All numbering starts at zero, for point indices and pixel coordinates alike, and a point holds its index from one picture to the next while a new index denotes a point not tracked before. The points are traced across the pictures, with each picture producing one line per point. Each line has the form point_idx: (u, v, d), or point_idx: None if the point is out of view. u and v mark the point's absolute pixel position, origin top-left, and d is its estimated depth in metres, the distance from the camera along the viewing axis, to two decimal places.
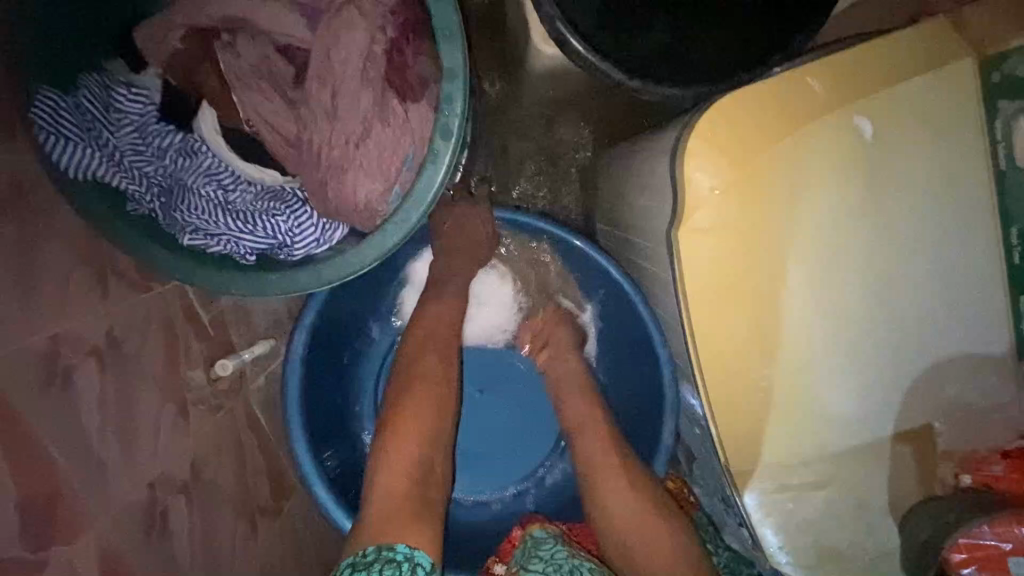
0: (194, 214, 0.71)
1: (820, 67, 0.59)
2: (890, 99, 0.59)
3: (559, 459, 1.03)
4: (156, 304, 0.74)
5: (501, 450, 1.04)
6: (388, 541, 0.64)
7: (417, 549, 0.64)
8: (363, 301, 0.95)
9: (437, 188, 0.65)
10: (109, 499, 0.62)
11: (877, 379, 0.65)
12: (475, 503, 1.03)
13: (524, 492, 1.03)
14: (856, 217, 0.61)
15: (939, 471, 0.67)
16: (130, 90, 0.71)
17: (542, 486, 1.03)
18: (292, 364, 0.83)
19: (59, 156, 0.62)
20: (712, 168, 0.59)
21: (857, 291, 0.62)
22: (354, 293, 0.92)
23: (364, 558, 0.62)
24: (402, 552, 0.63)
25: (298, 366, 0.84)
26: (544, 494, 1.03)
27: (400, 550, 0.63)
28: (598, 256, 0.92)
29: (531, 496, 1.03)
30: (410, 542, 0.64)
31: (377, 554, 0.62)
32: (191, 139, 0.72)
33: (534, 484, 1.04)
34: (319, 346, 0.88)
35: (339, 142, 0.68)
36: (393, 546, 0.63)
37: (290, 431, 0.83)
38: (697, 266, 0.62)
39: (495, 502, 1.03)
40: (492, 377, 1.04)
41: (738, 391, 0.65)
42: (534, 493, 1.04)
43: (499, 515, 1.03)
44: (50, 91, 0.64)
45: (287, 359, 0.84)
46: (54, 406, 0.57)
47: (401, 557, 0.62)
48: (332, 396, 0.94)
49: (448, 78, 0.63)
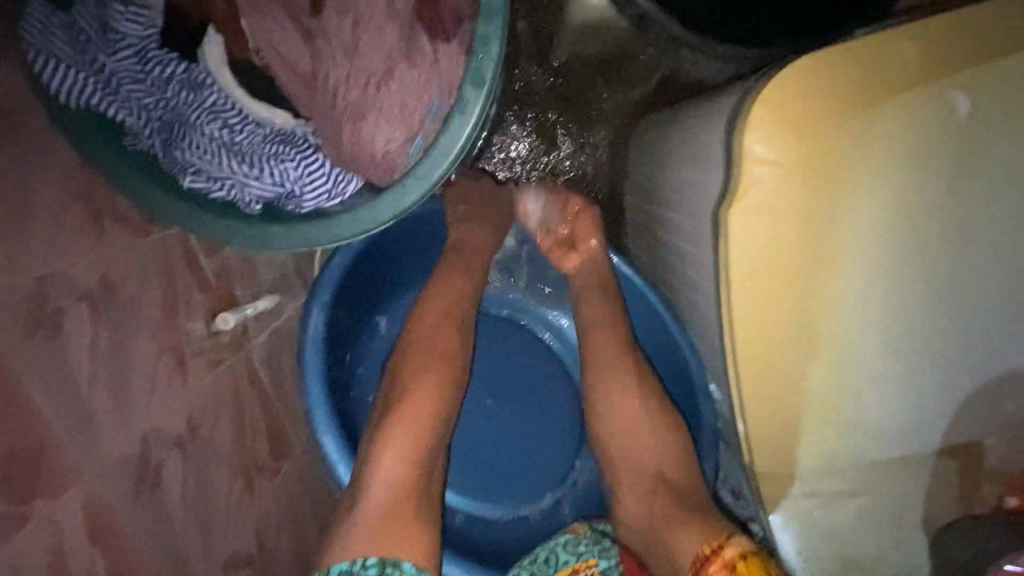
0: (194, 152, 0.65)
1: (913, 30, 0.52)
2: (994, 73, 0.51)
3: (587, 457, 0.98)
4: (157, 248, 0.68)
5: (524, 459, 0.98)
6: (394, 558, 0.62)
7: (423, 571, 0.63)
8: (374, 290, 0.91)
9: (463, 141, 0.58)
10: (100, 451, 0.60)
11: (927, 386, 0.59)
12: (513, 520, 0.98)
13: (561, 500, 0.99)
14: (929, 207, 0.54)
15: (982, 491, 0.61)
16: (128, 8, 0.62)
17: (575, 488, 0.99)
18: (312, 340, 0.81)
19: (50, 81, 0.56)
20: (775, 143, 0.52)
21: (917, 290, 0.56)
22: (369, 278, 0.89)
23: (364, 570, 0.61)
24: (406, 573, 0.62)
25: (319, 342, 0.81)
26: (579, 497, 0.99)
27: (405, 570, 0.62)
28: (620, 260, 0.91)
29: (568, 501, 0.99)
30: (414, 561, 0.63)
31: (381, 570, 0.61)
32: (194, 70, 0.65)
33: (568, 489, 0.99)
34: (337, 326, 0.86)
35: (358, 83, 0.62)
36: (397, 565, 0.62)
37: (314, 417, 0.81)
38: (741, 254, 0.56)
39: (532, 513, 0.98)
40: (505, 387, 0.99)
41: (775, 391, 0.60)
42: (570, 499, 0.99)
43: (533, 530, 0.98)
44: (42, 6, 0.57)
45: (307, 336, 0.81)
46: (42, 350, 0.55)
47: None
48: (343, 389, 0.89)
49: (485, 17, 0.57)
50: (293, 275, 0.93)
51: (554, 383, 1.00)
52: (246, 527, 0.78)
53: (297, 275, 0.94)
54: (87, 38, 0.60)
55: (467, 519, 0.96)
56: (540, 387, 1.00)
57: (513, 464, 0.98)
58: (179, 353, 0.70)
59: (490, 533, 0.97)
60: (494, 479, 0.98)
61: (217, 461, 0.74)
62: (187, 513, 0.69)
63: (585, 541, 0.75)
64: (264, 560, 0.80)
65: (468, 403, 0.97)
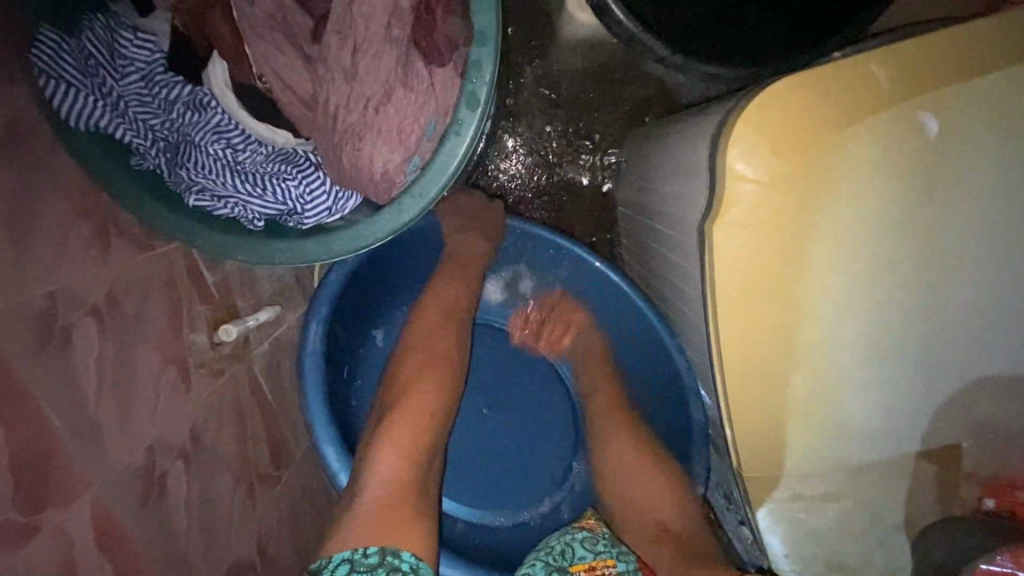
0: (200, 172, 0.67)
1: (887, 53, 0.55)
2: (962, 96, 0.54)
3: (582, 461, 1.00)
4: (160, 264, 0.70)
5: (521, 467, 1.00)
6: (394, 547, 0.63)
7: (422, 561, 0.63)
8: (370, 302, 0.94)
9: (458, 160, 0.61)
10: (106, 463, 0.61)
11: (906, 392, 0.61)
12: (514, 526, 0.99)
13: (561, 504, 1.00)
14: (905, 222, 0.56)
15: (961, 492, 0.63)
16: (137, 35, 0.66)
17: (573, 492, 1.00)
18: (310, 353, 0.83)
19: (59, 105, 0.58)
20: (758, 161, 0.55)
21: (895, 301, 0.59)
22: (364, 291, 0.91)
23: (366, 558, 0.61)
24: (407, 562, 0.62)
25: (317, 355, 0.83)
26: (577, 502, 1.00)
27: (405, 559, 0.63)
28: (609, 273, 0.94)
29: (568, 506, 1.00)
30: (414, 550, 0.64)
31: (382, 558, 0.62)
32: (199, 92, 0.68)
33: (566, 493, 1.00)
34: (335, 339, 0.88)
35: (358, 107, 0.64)
36: (398, 553, 0.63)
37: (314, 428, 0.83)
38: (727, 266, 0.59)
39: (533, 520, 1.00)
40: (498, 397, 1.01)
41: (763, 398, 0.62)
42: (569, 504, 1.00)
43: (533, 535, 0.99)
44: (53, 32, 0.59)
45: (304, 348, 0.83)
46: (51, 366, 0.56)
47: (406, 567, 0.62)
48: (342, 401, 0.91)
49: (478, 42, 0.59)
50: (292, 287, 0.95)
51: (546, 391, 1.03)
52: (248, 534, 0.79)
53: (295, 286, 0.96)
54: (96, 63, 0.63)
55: (468, 526, 0.98)
56: (533, 396, 1.02)
57: (511, 473, 1.00)
58: (183, 365, 0.72)
59: (492, 540, 0.98)
60: (492, 487, 0.99)
61: (219, 470, 0.76)
62: (191, 521, 0.71)
63: (604, 540, 0.76)
64: (265, 565, 0.81)
65: (464, 414, 1.00)
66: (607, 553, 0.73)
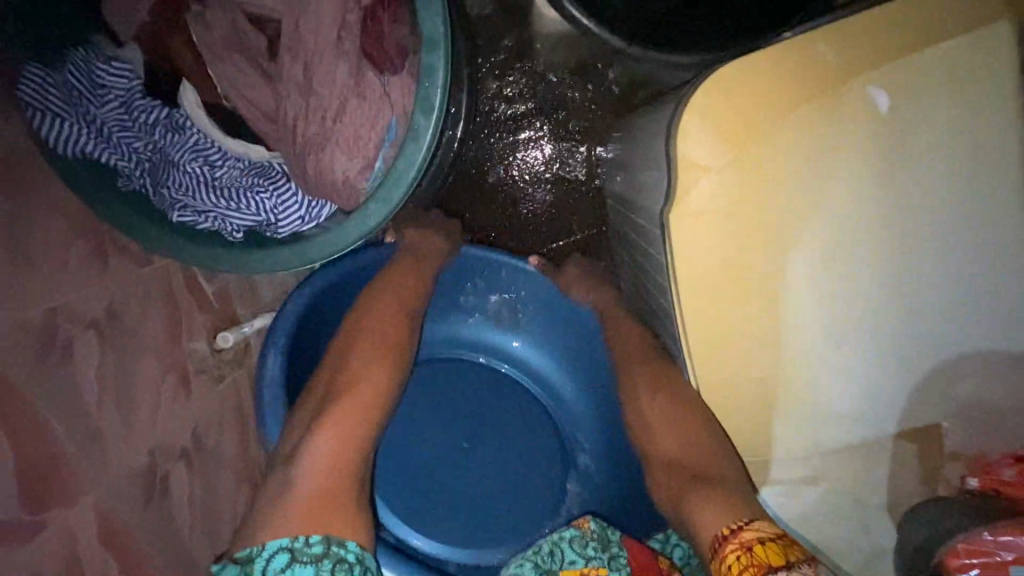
0: (180, 190, 0.71)
1: (835, 30, 0.54)
2: (914, 68, 0.53)
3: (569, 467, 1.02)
4: (159, 276, 0.75)
5: (499, 495, 1.00)
6: (339, 537, 0.65)
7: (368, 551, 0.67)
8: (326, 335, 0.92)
9: (418, 165, 0.63)
10: (109, 465, 0.66)
11: (882, 372, 0.60)
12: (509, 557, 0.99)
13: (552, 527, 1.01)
14: (867, 200, 0.56)
15: (942, 471, 0.62)
16: (113, 64, 0.70)
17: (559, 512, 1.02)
18: (269, 382, 0.80)
19: (47, 134, 0.62)
20: (709, 147, 0.55)
21: (862, 282, 0.58)
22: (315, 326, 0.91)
23: (307, 547, 0.63)
24: (354, 552, 0.66)
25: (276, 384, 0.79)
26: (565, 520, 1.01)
27: (350, 550, 0.65)
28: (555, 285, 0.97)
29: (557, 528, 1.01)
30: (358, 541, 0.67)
31: (326, 547, 0.64)
32: (176, 115, 0.73)
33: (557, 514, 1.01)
34: (296, 369, 0.86)
35: (316, 118, 0.67)
36: (345, 543, 0.65)
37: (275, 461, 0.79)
38: (687, 253, 0.59)
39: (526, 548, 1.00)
40: (464, 424, 1.02)
41: (732, 382, 0.62)
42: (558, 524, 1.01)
43: None
44: (37, 69, 0.64)
45: (262, 377, 0.80)
46: (48, 379, 0.61)
47: (352, 557, 0.65)
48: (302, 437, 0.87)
49: (428, 48, 0.61)
50: None
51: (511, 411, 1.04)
52: None
53: None
54: (78, 93, 0.67)
55: (460, 564, 0.97)
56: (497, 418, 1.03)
57: (491, 502, 1.00)
58: (183, 371, 0.76)
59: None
60: (475, 522, 0.99)
61: (221, 471, 0.80)
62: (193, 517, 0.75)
63: (593, 542, 0.77)
64: None
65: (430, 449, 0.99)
66: (598, 559, 0.75)
